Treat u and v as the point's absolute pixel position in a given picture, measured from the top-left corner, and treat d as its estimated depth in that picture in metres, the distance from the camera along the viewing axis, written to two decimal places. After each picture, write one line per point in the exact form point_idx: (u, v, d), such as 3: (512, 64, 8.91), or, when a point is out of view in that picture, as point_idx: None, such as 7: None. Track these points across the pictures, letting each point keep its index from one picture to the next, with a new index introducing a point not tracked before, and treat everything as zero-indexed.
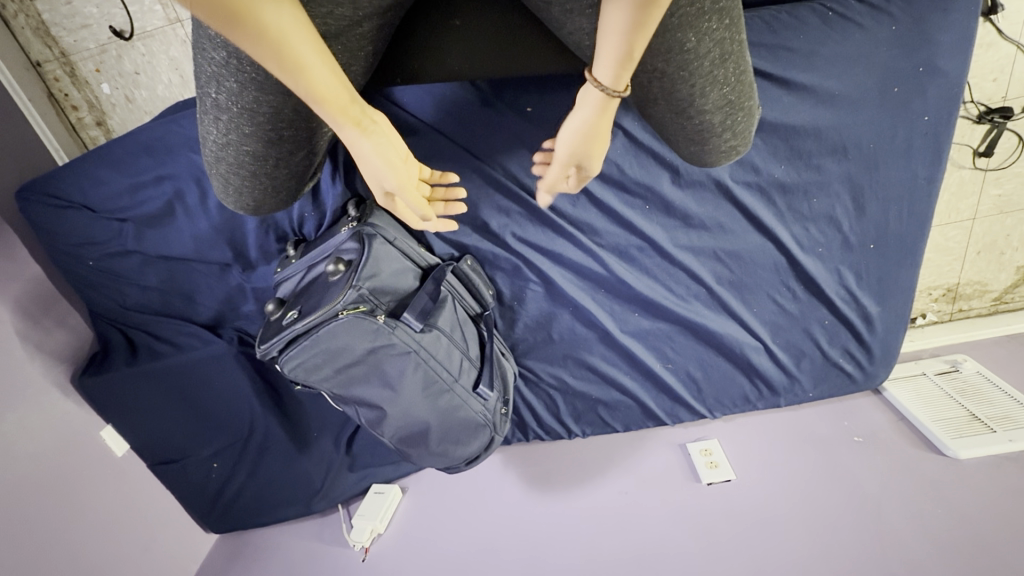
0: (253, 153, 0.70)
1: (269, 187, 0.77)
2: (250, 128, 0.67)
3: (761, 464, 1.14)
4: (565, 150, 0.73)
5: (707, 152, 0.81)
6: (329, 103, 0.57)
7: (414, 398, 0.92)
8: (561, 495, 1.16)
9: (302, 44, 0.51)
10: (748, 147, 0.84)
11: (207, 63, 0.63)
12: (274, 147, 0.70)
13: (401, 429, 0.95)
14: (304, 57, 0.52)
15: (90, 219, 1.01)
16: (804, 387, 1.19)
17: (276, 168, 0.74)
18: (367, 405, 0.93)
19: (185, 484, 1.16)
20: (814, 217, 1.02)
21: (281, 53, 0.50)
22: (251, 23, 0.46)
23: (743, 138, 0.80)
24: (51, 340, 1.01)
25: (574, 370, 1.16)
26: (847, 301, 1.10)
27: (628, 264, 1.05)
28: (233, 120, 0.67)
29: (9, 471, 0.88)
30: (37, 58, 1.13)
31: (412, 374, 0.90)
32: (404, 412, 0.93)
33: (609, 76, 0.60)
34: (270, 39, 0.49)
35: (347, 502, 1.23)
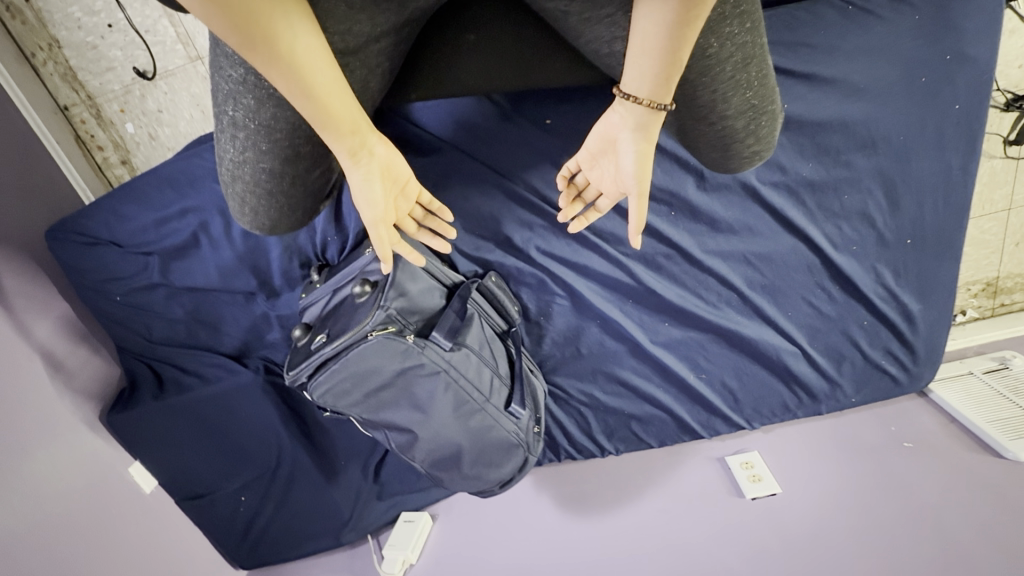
0: (270, 170, 0.70)
1: (285, 206, 0.76)
2: (267, 145, 0.67)
3: (808, 474, 1.09)
4: (637, 181, 0.68)
5: (728, 159, 0.75)
6: (338, 126, 0.58)
7: (445, 420, 0.90)
8: (597, 516, 1.11)
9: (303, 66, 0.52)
10: (772, 151, 0.78)
11: (225, 81, 0.64)
12: (291, 164, 0.70)
13: (433, 453, 0.92)
14: (305, 79, 0.52)
15: (117, 254, 1.02)
16: (847, 393, 1.14)
17: (292, 186, 0.73)
18: (397, 429, 0.90)
19: (213, 518, 1.14)
20: (846, 214, 0.99)
21: (293, 72, 0.51)
22: (265, 41, 0.48)
23: (767, 144, 0.75)
24: (79, 377, 1.02)
25: (605, 385, 1.13)
26: (886, 300, 1.06)
27: (655, 272, 1.03)
28: (250, 137, 0.67)
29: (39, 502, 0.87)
30: (65, 102, 1.16)
31: (443, 395, 0.88)
32: (435, 435, 0.90)
33: (654, 86, 0.61)
34: (283, 58, 0.50)
35: (377, 532, 1.20)
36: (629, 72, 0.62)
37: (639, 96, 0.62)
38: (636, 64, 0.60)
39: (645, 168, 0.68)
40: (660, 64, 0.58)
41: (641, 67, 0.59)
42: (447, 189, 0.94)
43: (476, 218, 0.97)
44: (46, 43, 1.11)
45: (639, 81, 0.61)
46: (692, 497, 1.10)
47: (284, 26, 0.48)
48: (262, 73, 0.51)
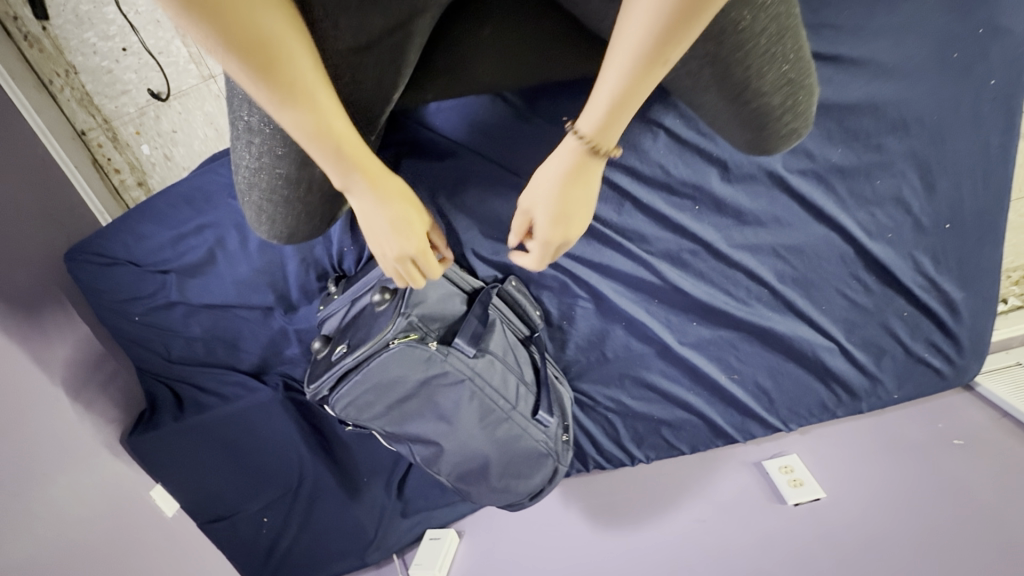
0: (286, 176, 0.69)
1: (301, 213, 0.74)
2: (283, 149, 0.66)
3: (853, 476, 1.04)
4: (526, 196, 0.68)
5: (765, 140, 0.71)
6: (344, 155, 0.59)
7: (471, 430, 0.87)
8: (629, 527, 1.07)
9: (308, 93, 0.54)
10: (811, 129, 0.74)
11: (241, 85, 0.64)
12: (307, 168, 0.69)
13: (459, 465, 0.89)
14: (311, 106, 0.55)
15: (135, 274, 1.01)
16: (889, 389, 1.08)
17: (309, 192, 0.71)
18: (421, 441, 0.88)
19: (237, 542, 1.12)
20: (879, 200, 0.95)
21: (290, 90, 0.53)
22: (272, 66, 0.51)
23: (805, 119, 0.70)
24: (98, 402, 1.01)
25: (632, 390, 1.10)
26: (926, 290, 1.01)
27: (681, 270, 1.00)
28: (265, 141, 0.66)
29: (63, 528, 0.84)
30: (82, 126, 1.17)
31: (468, 404, 0.85)
32: (461, 446, 0.87)
33: (598, 128, 0.58)
34: (282, 76, 0.51)
35: (402, 551, 1.16)
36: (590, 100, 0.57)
37: (594, 135, 0.59)
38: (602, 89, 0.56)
39: (566, 215, 0.66)
40: (627, 93, 0.54)
41: (605, 93, 0.55)
42: (464, 193, 0.92)
43: (495, 221, 0.94)
44: (63, 70, 1.12)
45: (596, 113, 0.57)
46: (731, 505, 1.05)
47: (288, 51, 0.51)
48: (256, 96, 0.53)
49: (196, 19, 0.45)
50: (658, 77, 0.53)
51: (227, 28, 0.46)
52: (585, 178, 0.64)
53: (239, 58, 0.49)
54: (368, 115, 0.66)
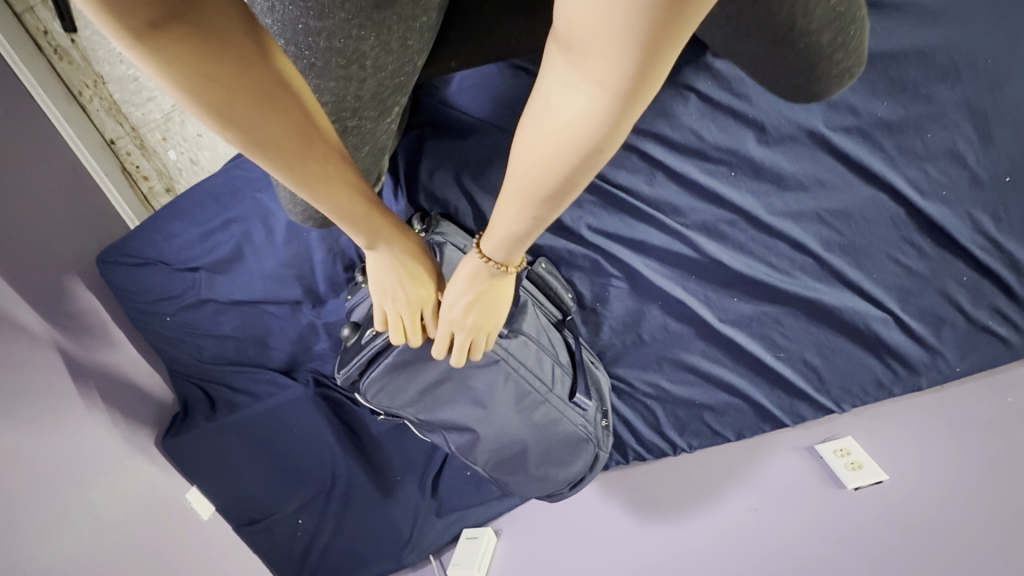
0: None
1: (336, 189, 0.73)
2: None
3: (918, 456, 0.93)
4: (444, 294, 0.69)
5: (816, 82, 0.70)
6: (356, 223, 0.60)
7: (507, 415, 0.84)
8: (675, 519, 0.99)
9: (322, 184, 0.54)
10: (861, 68, 0.73)
11: None
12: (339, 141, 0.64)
13: (496, 453, 0.87)
14: (326, 194, 0.55)
15: (165, 274, 1.01)
16: (950, 361, 0.99)
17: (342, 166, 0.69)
18: (457, 429, 0.85)
19: (272, 545, 1.09)
20: (931, 155, 0.92)
21: (317, 180, 0.53)
22: (291, 162, 0.50)
23: (856, 57, 0.69)
24: (131, 406, 1.01)
25: (672, 373, 1.05)
26: (987, 250, 0.95)
27: (719, 242, 0.96)
28: None
29: (101, 532, 0.82)
30: (111, 136, 1.19)
31: (504, 387, 0.82)
32: (498, 431, 0.85)
33: (500, 252, 0.59)
34: (313, 167, 0.52)
35: (439, 551, 1.12)
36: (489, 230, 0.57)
37: (496, 258, 0.60)
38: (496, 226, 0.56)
39: (475, 308, 0.67)
40: (518, 232, 0.54)
41: (500, 231, 0.55)
42: (490, 172, 0.90)
43: None
44: (91, 80, 1.15)
45: (495, 242, 0.57)
46: (784, 493, 0.95)
47: (303, 150, 0.50)
48: (288, 186, 0.53)
49: (231, 129, 0.46)
50: (543, 227, 0.52)
51: (263, 129, 0.47)
52: (489, 283, 0.64)
53: (273, 157, 0.49)
54: (395, 79, 0.61)
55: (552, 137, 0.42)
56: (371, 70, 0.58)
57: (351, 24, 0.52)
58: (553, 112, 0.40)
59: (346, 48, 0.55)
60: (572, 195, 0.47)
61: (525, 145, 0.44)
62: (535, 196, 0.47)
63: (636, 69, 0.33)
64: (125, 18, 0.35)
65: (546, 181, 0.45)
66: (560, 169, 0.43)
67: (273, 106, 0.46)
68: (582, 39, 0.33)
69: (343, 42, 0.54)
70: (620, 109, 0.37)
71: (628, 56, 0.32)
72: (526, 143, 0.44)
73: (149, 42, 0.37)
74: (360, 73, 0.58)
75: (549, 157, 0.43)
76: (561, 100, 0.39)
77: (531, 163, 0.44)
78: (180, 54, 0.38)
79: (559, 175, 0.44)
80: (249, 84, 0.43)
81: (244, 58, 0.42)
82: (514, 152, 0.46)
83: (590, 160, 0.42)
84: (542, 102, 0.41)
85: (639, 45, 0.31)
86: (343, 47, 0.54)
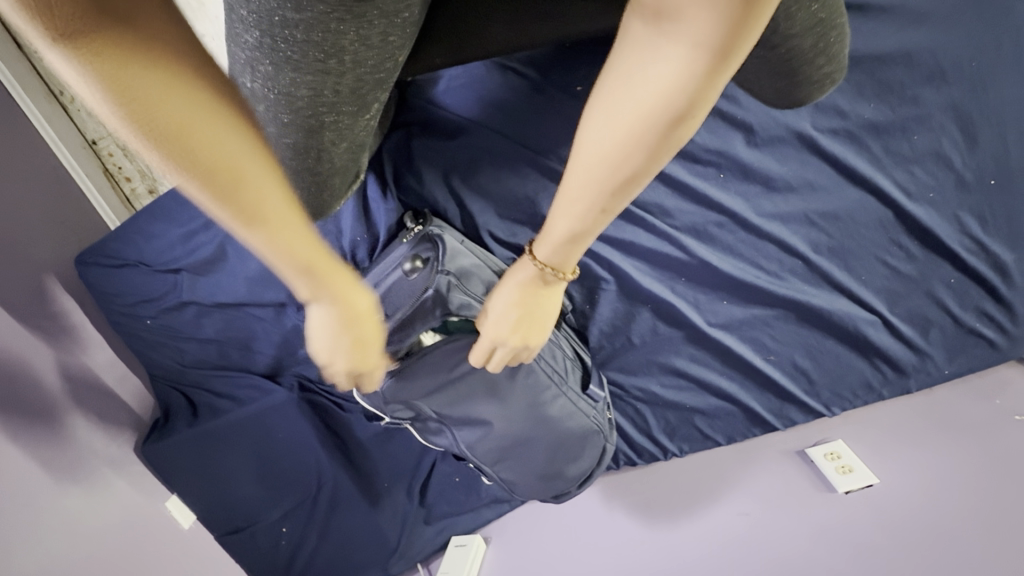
0: (295, 145, 0.62)
1: (311, 186, 0.69)
2: (289, 117, 0.58)
3: (912, 461, 0.91)
4: (492, 303, 0.67)
5: (797, 86, 0.70)
6: (307, 274, 0.51)
7: (523, 408, 0.85)
8: (666, 525, 0.98)
9: (265, 225, 0.44)
10: (842, 74, 0.74)
11: (240, 47, 0.52)
12: (315, 136, 0.61)
13: (508, 447, 0.88)
14: (269, 238, 0.45)
15: (145, 275, 1.00)
16: (938, 364, 0.99)
17: (317, 162, 0.65)
18: (471, 423, 0.85)
19: (257, 555, 1.06)
20: (918, 157, 0.93)
21: (258, 215, 0.43)
22: (229, 201, 0.41)
23: (836, 63, 0.70)
24: (109, 413, 0.98)
25: (662, 377, 1.04)
26: (974, 252, 0.96)
27: (707, 244, 0.96)
28: (270, 109, 0.57)
29: (76, 535, 0.79)
30: (92, 135, 1.15)
31: (522, 379, 0.83)
32: (510, 426, 0.85)
33: (555, 254, 0.59)
34: (253, 207, 0.43)
35: (427, 560, 1.10)
36: (546, 230, 0.58)
37: (551, 263, 0.60)
38: (553, 227, 0.57)
39: (524, 322, 0.66)
40: (581, 229, 0.54)
41: (561, 229, 0.55)
42: (479, 172, 0.90)
43: (511, 201, 0.91)
44: None
45: (550, 244, 0.58)
46: (775, 498, 0.94)
47: (247, 188, 0.42)
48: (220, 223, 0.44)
49: (146, 145, 0.37)
50: (606, 222, 0.54)
51: (183, 156, 0.38)
52: (540, 292, 0.64)
53: (200, 185, 0.40)
54: (375, 75, 0.57)
55: (637, 115, 0.44)
56: (351, 65, 0.53)
57: (330, 18, 0.46)
58: (639, 89, 0.43)
59: (325, 43, 0.49)
60: (647, 177, 0.48)
61: (603, 129, 0.47)
62: (613, 178, 0.48)
63: (730, 34, 0.36)
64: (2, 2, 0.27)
65: (627, 162, 0.47)
66: (640, 144, 0.45)
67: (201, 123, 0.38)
68: (678, 9, 0.37)
69: (321, 37, 0.48)
70: (709, 78, 0.40)
71: (723, 22, 0.36)
72: (605, 126, 0.47)
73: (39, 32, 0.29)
74: (339, 68, 0.53)
75: (631, 136, 0.45)
76: (648, 74, 0.42)
77: (611, 144, 0.46)
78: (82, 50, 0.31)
79: (638, 156, 0.46)
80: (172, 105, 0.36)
81: (166, 64, 0.35)
82: (589, 137, 0.48)
83: (673, 131, 0.44)
84: (629, 81, 0.44)
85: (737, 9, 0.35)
86: (320, 42, 0.49)
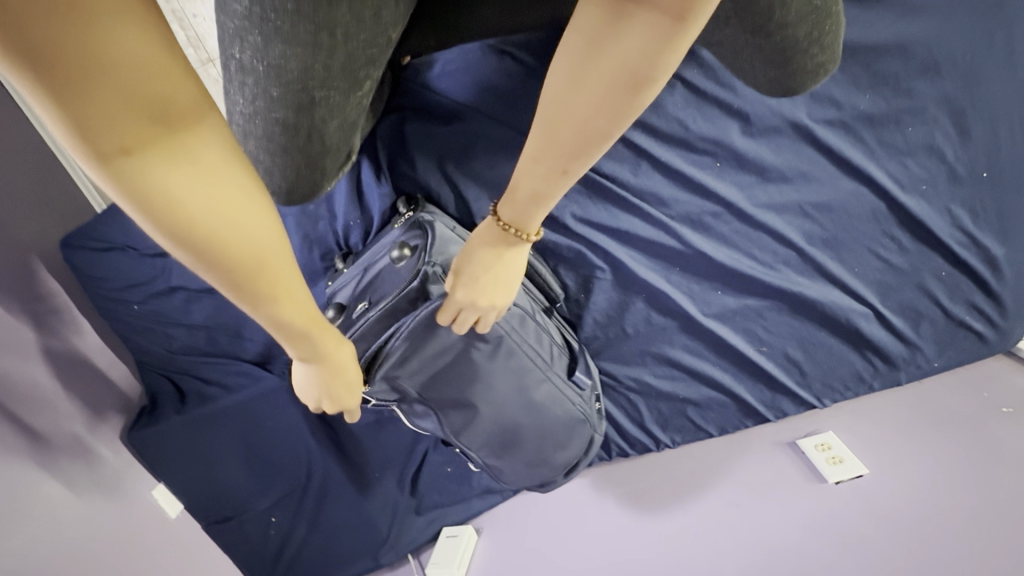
0: (284, 121, 0.60)
1: (302, 166, 0.67)
2: (279, 91, 0.57)
3: (902, 453, 0.92)
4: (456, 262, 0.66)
5: (791, 75, 0.69)
6: (306, 336, 0.57)
7: (509, 393, 0.85)
8: (658, 515, 0.98)
9: (273, 303, 0.50)
10: (835, 64, 0.73)
11: (232, 15, 0.52)
12: (305, 113, 0.59)
13: (494, 432, 0.88)
14: (277, 312, 0.51)
15: (132, 259, 0.99)
16: (928, 357, 1.00)
17: (309, 142, 0.63)
18: (456, 406, 0.85)
19: (245, 543, 1.05)
20: (911, 149, 0.94)
21: (263, 298, 0.49)
22: (246, 286, 0.47)
23: (830, 53, 0.69)
24: (96, 397, 0.95)
25: (655, 368, 1.04)
26: (965, 245, 0.97)
27: (702, 234, 0.96)
28: (259, 82, 0.57)
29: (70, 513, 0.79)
30: None
31: (505, 363, 0.83)
32: (497, 411, 0.86)
33: (519, 215, 0.59)
34: (264, 288, 0.48)
35: (418, 551, 1.09)
36: (511, 190, 0.58)
37: (516, 222, 0.60)
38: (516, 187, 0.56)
39: (489, 283, 0.66)
40: (543, 189, 0.54)
41: (524, 187, 0.55)
42: (473, 158, 0.89)
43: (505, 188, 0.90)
44: None
45: (514, 202, 0.58)
46: (766, 489, 0.94)
47: (263, 275, 0.47)
48: (230, 298, 0.49)
49: (175, 245, 0.42)
50: (568, 184, 0.54)
51: (209, 253, 0.43)
52: (505, 255, 0.64)
53: (219, 274, 0.45)
54: (368, 54, 0.56)
55: (603, 77, 0.44)
56: (342, 41, 0.53)
57: None
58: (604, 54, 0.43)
59: (315, 11, 0.49)
60: (609, 138, 0.49)
61: (567, 87, 0.46)
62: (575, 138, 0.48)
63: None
64: (87, 134, 0.35)
65: (590, 122, 0.47)
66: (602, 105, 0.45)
67: (228, 228, 0.43)
68: None
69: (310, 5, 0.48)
70: (670, 44, 0.40)
71: None
72: (568, 86, 0.46)
73: (110, 158, 0.36)
74: (329, 42, 0.52)
75: (596, 98, 0.45)
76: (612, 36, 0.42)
77: (575, 104, 0.46)
78: (139, 172, 0.38)
79: (600, 116, 0.46)
80: (204, 212, 0.42)
81: (201, 175, 0.41)
82: (553, 96, 0.48)
83: (634, 94, 0.45)
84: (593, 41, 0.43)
85: None
86: (310, 10, 0.49)
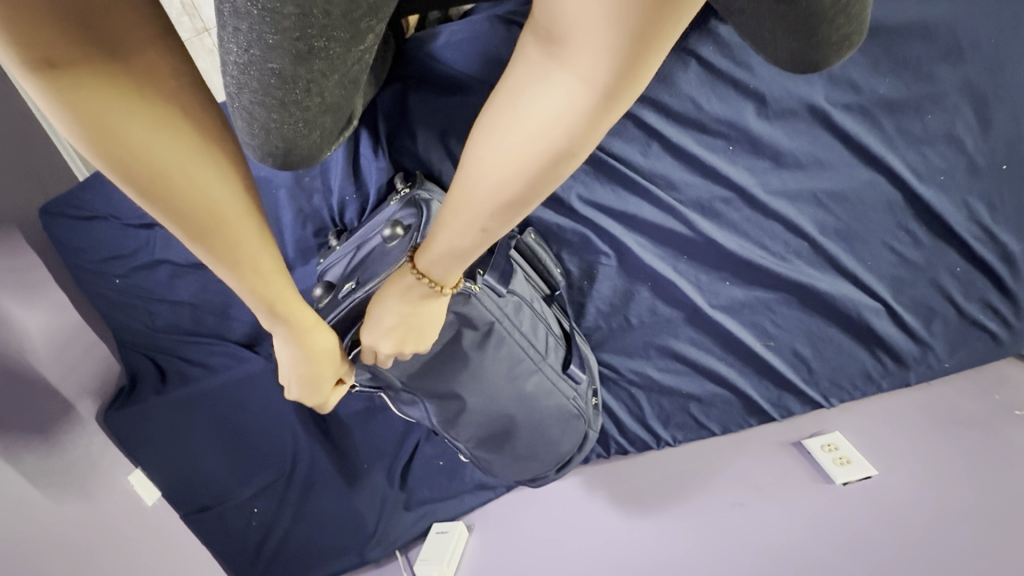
0: (280, 73, 0.44)
1: (302, 122, 0.52)
2: (275, 40, 0.40)
3: (910, 452, 0.89)
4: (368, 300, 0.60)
5: (811, 48, 0.66)
6: (282, 307, 0.54)
7: (500, 385, 0.80)
8: (660, 514, 0.93)
9: (244, 261, 0.47)
10: (864, 35, 0.68)
11: None
12: (307, 64, 0.43)
13: (482, 427, 0.83)
14: (248, 273, 0.48)
15: (115, 230, 0.95)
16: (940, 356, 0.97)
17: (308, 95, 0.48)
18: (442, 397, 0.79)
19: (222, 535, 0.99)
20: (930, 138, 0.91)
21: (224, 254, 0.45)
22: (213, 241, 0.44)
23: (857, 23, 0.65)
24: (75, 374, 0.82)
25: (658, 361, 1.00)
26: (981, 240, 0.94)
27: (713, 221, 0.92)
28: (247, 28, 0.39)
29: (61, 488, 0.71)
30: None
31: (497, 353, 0.78)
32: (486, 405, 0.81)
33: (438, 270, 0.53)
34: (228, 247, 0.45)
35: (406, 547, 1.04)
36: (427, 241, 0.52)
37: (433, 274, 0.54)
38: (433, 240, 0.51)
39: (399, 331, 0.61)
40: (462, 246, 0.48)
41: (442, 243, 0.49)
42: None
43: None
44: None
45: (431, 255, 0.52)
46: (771, 490, 0.90)
47: (229, 228, 0.44)
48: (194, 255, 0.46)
49: (117, 182, 0.39)
50: (487, 243, 0.48)
51: (170, 200, 0.40)
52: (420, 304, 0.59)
53: (180, 226, 0.42)
54: None
55: (520, 141, 0.39)
56: None
57: None
58: (518, 117, 0.39)
59: None
60: (532, 203, 0.43)
61: (483, 143, 0.41)
62: (493, 199, 0.42)
63: (619, 65, 0.33)
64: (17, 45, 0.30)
65: (507, 186, 0.41)
66: (523, 170, 0.40)
67: (182, 172, 0.40)
68: (563, 29, 0.33)
69: None
70: (594, 114, 0.36)
71: (613, 48, 0.32)
72: (484, 140, 0.41)
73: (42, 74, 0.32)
74: None
75: (514, 162, 0.40)
76: (532, 93, 0.37)
77: (492, 163, 0.41)
78: (78, 91, 0.34)
79: (520, 184, 0.41)
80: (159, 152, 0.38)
81: (156, 110, 0.38)
82: (469, 151, 0.42)
83: (556, 166, 0.40)
84: (509, 96, 0.39)
85: (625, 39, 0.31)
86: None
